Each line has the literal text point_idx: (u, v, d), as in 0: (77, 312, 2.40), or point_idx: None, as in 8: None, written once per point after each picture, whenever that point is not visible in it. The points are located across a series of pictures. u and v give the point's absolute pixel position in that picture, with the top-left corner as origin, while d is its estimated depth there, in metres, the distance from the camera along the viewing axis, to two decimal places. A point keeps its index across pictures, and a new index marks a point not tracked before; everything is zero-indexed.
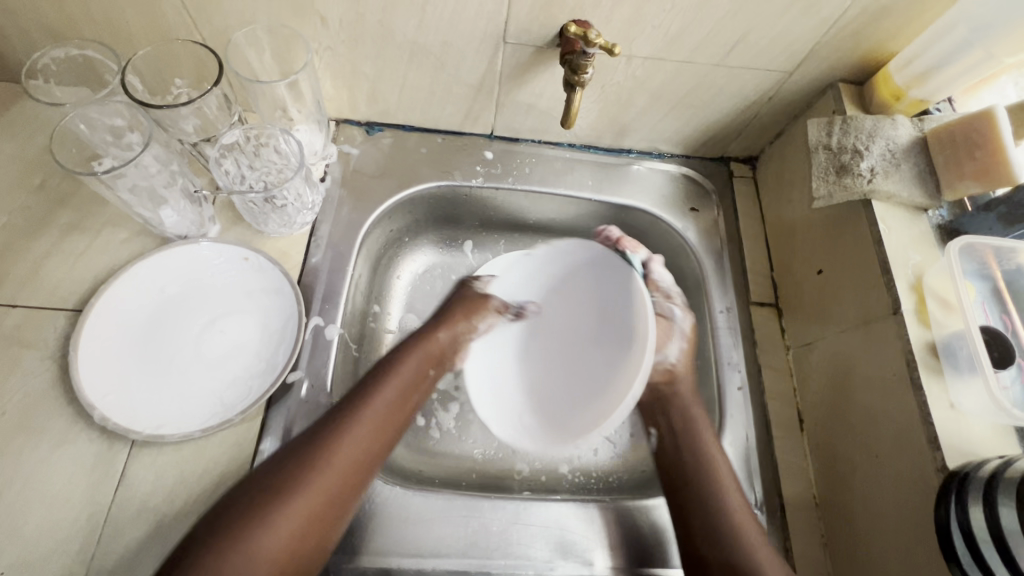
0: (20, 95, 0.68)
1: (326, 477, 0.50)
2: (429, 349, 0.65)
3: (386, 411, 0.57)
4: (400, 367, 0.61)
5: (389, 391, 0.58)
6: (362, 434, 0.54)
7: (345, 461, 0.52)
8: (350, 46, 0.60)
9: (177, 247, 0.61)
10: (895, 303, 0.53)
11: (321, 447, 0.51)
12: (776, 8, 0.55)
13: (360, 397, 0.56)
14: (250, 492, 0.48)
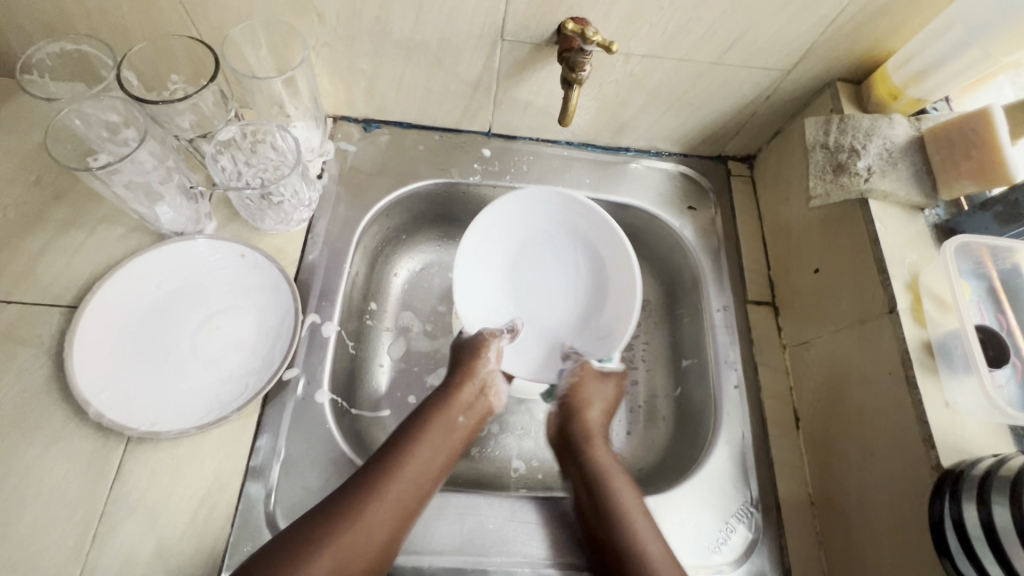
0: (15, 90, 0.68)
1: (356, 545, 0.49)
2: (460, 403, 0.61)
3: (420, 474, 0.54)
4: (431, 425, 0.58)
5: (421, 453, 0.56)
6: (393, 499, 0.52)
7: (378, 529, 0.50)
8: (348, 42, 0.60)
9: (173, 243, 0.61)
10: (891, 301, 0.53)
11: (350, 513, 0.50)
12: (775, 7, 0.54)
13: (391, 459, 0.54)
14: (280, 552, 0.47)
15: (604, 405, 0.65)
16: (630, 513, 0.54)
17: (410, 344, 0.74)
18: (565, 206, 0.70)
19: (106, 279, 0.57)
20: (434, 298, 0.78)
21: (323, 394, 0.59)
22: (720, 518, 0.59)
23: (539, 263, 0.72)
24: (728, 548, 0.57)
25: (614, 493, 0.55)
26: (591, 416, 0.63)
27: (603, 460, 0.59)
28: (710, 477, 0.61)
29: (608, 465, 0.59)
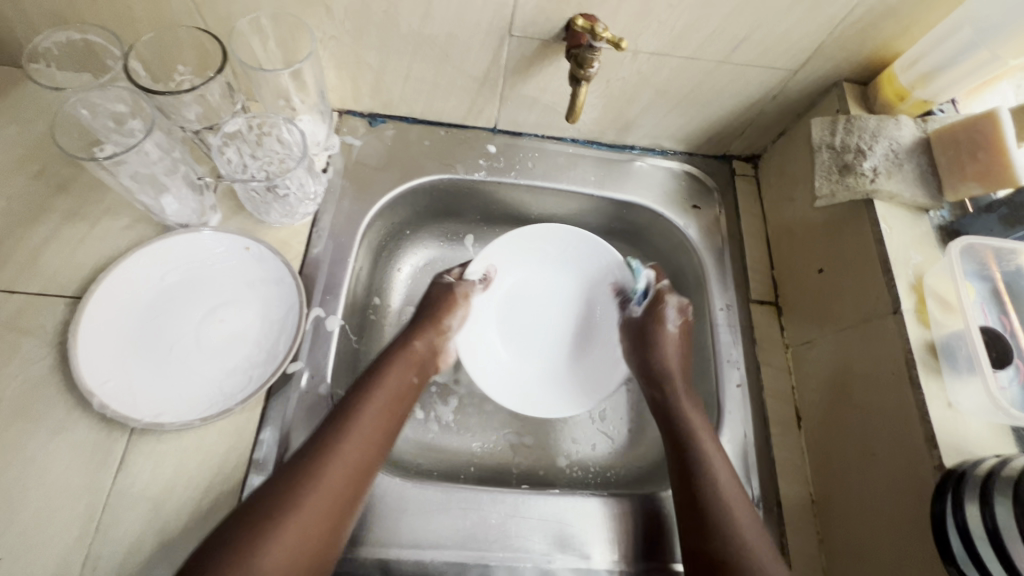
0: (20, 79, 0.67)
1: (323, 495, 0.49)
2: (409, 358, 0.62)
3: (376, 421, 0.55)
4: (385, 379, 0.59)
5: (376, 403, 0.56)
6: (352, 445, 0.52)
7: (339, 478, 0.50)
8: (355, 35, 0.60)
9: (178, 235, 0.61)
10: (895, 302, 0.53)
11: (311, 465, 0.50)
12: (785, 6, 0.54)
13: (348, 411, 0.54)
14: (247, 512, 0.46)
15: (682, 355, 0.67)
16: (716, 474, 0.55)
17: None
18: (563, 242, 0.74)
19: (110, 270, 0.57)
20: None
21: (326, 388, 0.59)
22: None
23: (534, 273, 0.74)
24: None
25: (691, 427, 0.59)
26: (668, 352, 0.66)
27: (694, 418, 0.60)
28: None
29: (693, 417, 0.60)
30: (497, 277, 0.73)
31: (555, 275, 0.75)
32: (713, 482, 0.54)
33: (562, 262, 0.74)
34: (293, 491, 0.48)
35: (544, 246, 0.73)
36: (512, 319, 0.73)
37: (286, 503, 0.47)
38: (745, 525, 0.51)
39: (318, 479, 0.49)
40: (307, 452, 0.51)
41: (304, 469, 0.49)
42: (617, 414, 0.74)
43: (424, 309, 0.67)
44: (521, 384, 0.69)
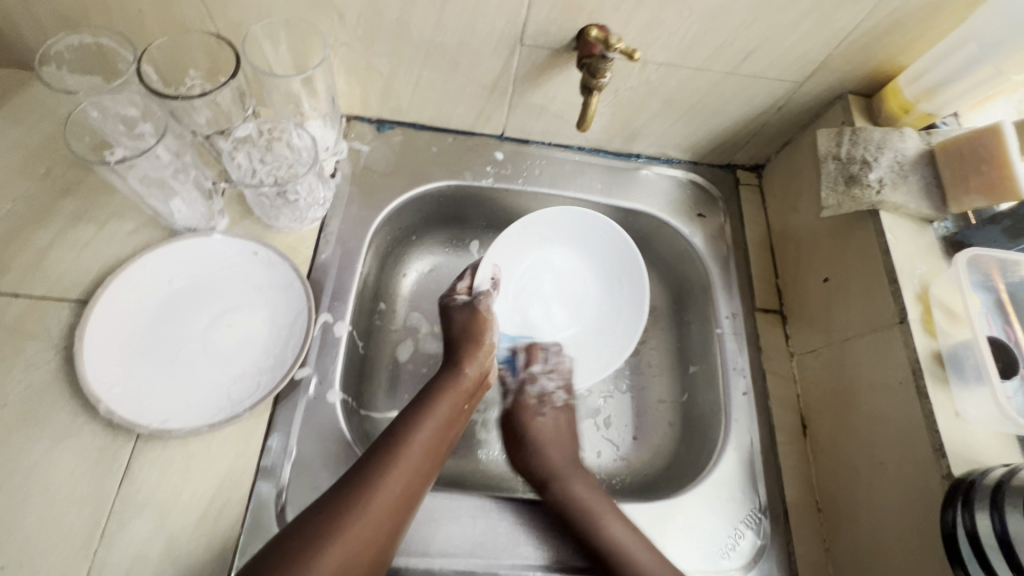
0: (26, 81, 0.67)
1: (365, 524, 0.48)
2: (461, 385, 0.61)
3: (424, 452, 0.54)
4: (435, 407, 0.58)
5: (424, 432, 0.56)
6: (398, 476, 0.51)
7: (384, 509, 0.49)
8: (367, 42, 0.60)
9: (186, 239, 0.60)
10: (902, 312, 0.54)
11: (358, 490, 0.49)
12: (793, 19, 0.55)
13: (396, 439, 0.54)
14: (291, 534, 0.46)
15: (559, 440, 0.64)
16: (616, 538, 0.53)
17: (418, 345, 0.74)
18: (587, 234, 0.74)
19: (117, 274, 0.57)
20: None
21: (334, 393, 0.59)
22: (729, 525, 0.59)
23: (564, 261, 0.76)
24: (736, 554, 0.58)
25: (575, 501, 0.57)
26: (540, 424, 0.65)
27: (581, 491, 0.58)
28: (719, 482, 0.61)
29: (591, 499, 0.57)
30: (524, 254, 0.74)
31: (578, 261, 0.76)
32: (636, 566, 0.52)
33: (577, 243, 0.75)
34: (338, 518, 0.47)
35: (561, 227, 0.74)
36: (533, 302, 0.74)
37: (331, 529, 0.47)
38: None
39: (362, 507, 0.48)
40: (352, 479, 0.50)
41: (350, 496, 0.49)
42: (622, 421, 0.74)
43: (470, 327, 0.66)
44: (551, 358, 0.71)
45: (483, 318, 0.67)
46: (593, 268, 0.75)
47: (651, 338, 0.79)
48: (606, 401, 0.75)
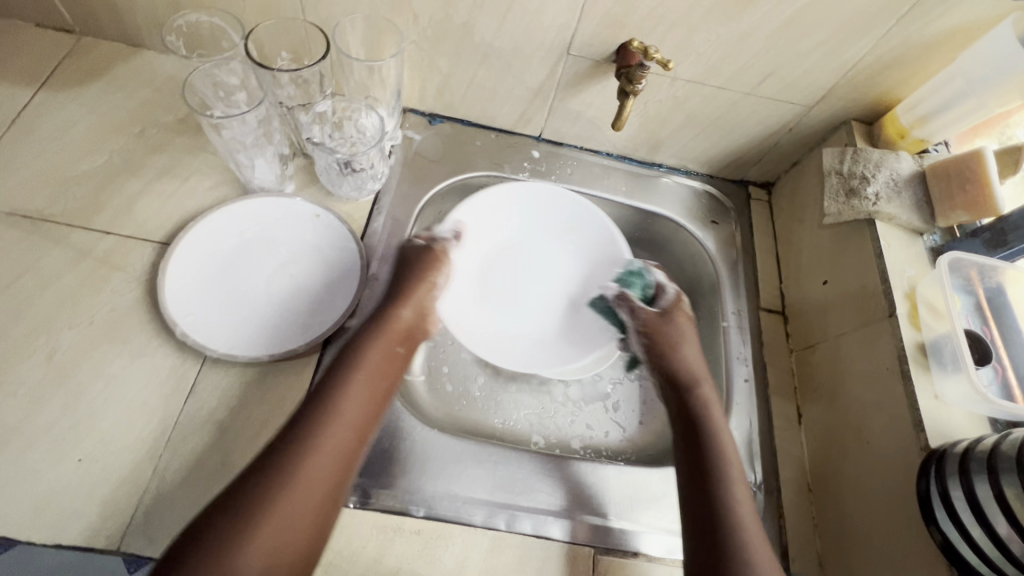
0: (129, 54, 0.77)
1: (301, 492, 0.48)
2: (391, 332, 0.61)
3: (358, 406, 0.55)
4: (366, 358, 0.58)
5: (357, 385, 0.56)
6: (332, 431, 0.52)
7: (320, 470, 0.50)
8: (433, 41, 0.69)
9: (257, 198, 0.68)
10: (891, 306, 0.60)
11: (284, 462, 0.49)
12: (805, 49, 0.64)
13: (329, 396, 0.54)
14: (222, 518, 0.46)
15: (691, 343, 0.69)
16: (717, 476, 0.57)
17: None
18: (563, 220, 0.80)
19: (198, 222, 0.65)
20: None
21: None
22: None
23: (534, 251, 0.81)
24: None
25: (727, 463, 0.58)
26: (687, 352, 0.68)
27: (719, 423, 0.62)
28: None
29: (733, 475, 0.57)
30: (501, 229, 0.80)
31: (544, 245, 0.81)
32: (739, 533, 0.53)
33: (547, 229, 0.81)
34: (276, 485, 0.48)
35: (519, 209, 0.81)
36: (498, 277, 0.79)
37: (271, 495, 0.47)
38: (750, 531, 0.53)
39: (300, 468, 0.49)
40: (287, 443, 0.51)
41: (285, 462, 0.49)
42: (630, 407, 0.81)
43: (411, 273, 0.66)
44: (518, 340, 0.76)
45: (426, 263, 0.67)
46: (573, 268, 0.81)
47: None
48: (615, 387, 0.82)
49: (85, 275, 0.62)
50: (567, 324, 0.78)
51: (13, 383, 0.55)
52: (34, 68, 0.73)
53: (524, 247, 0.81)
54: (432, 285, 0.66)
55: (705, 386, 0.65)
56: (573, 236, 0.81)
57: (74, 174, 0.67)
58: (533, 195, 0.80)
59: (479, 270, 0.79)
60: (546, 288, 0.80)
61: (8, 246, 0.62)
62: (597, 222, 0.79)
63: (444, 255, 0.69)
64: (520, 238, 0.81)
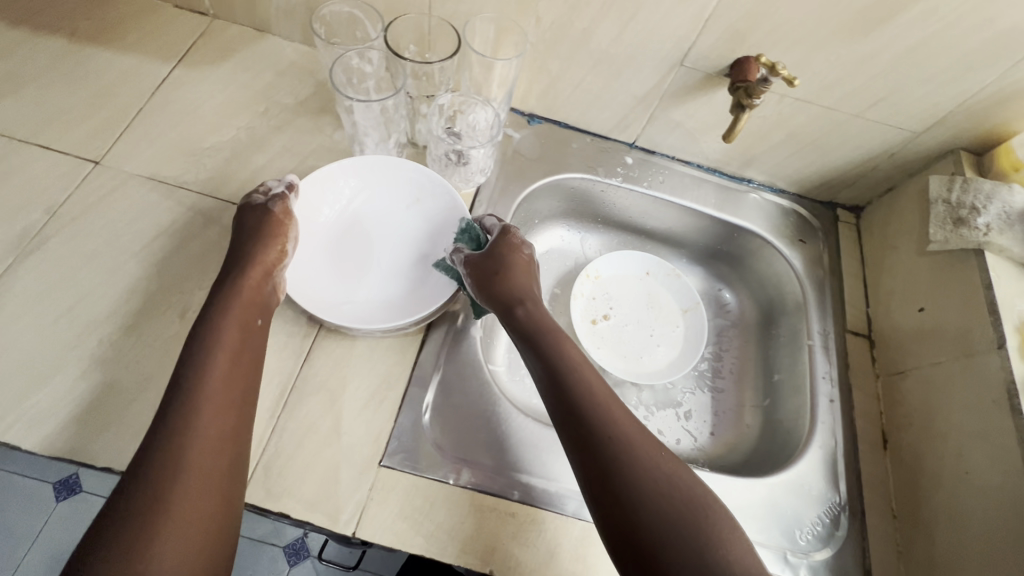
0: (256, 38, 0.81)
1: (192, 484, 0.45)
2: (244, 296, 0.55)
3: (226, 376, 0.50)
4: (223, 329, 0.52)
5: (218, 360, 0.50)
6: (204, 416, 0.47)
7: (206, 452, 0.46)
8: (551, 45, 0.71)
9: (353, 171, 0.70)
10: (1000, 338, 0.60)
11: (162, 463, 0.44)
12: (925, 75, 0.65)
13: (192, 379, 0.49)
14: (112, 540, 0.41)
15: (513, 269, 0.63)
16: (586, 418, 0.52)
17: None
18: (396, 187, 0.71)
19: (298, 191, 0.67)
20: (551, 279, 0.88)
21: (477, 328, 0.67)
22: (811, 513, 0.64)
23: (402, 222, 0.71)
24: (813, 538, 0.63)
25: (613, 431, 0.51)
26: (520, 291, 0.62)
27: (579, 361, 0.57)
28: (801, 473, 0.67)
29: (624, 440, 0.50)
30: (351, 194, 0.70)
31: (386, 211, 0.71)
32: (667, 505, 0.47)
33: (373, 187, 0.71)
34: (156, 493, 0.43)
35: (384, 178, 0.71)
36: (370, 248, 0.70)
37: (159, 492, 0.43)
38: (645, 452, 0.50)
39: (179, 467, 0.45)
40: (156, 445, 0.45)
41: (155, 469, 0.44)
42: (701, 417, 0.82)
43: (255, 235, 0.60)
44: (340, 305, 0.65)
45: (268, 224, 0.61)
46: (402, 235, 0.71)
47: (732, 348, 0.87)
48: (688, 396, 0.83)
49: (213, 240, 0.66)
50: (411, 286, 0.68)
51: (148, 333, 0.59)
52: (172, 46, 0.79)
53: (374, 214, 0.71)
54: (282, 250, 0.60)
55: (519, 310, 0.60)
56: (417, 204, 0.71)
57: (204, 146, 0.72)
58: (377, 161, 0.70)
59: (344, 226, 0.70)
60: (398, 246, 0.70)
61: (147, 208, 0.67)
62: (442, 191, 0.70)
63: (287, 217, 0.63)
64: (381, 206, 0.71)
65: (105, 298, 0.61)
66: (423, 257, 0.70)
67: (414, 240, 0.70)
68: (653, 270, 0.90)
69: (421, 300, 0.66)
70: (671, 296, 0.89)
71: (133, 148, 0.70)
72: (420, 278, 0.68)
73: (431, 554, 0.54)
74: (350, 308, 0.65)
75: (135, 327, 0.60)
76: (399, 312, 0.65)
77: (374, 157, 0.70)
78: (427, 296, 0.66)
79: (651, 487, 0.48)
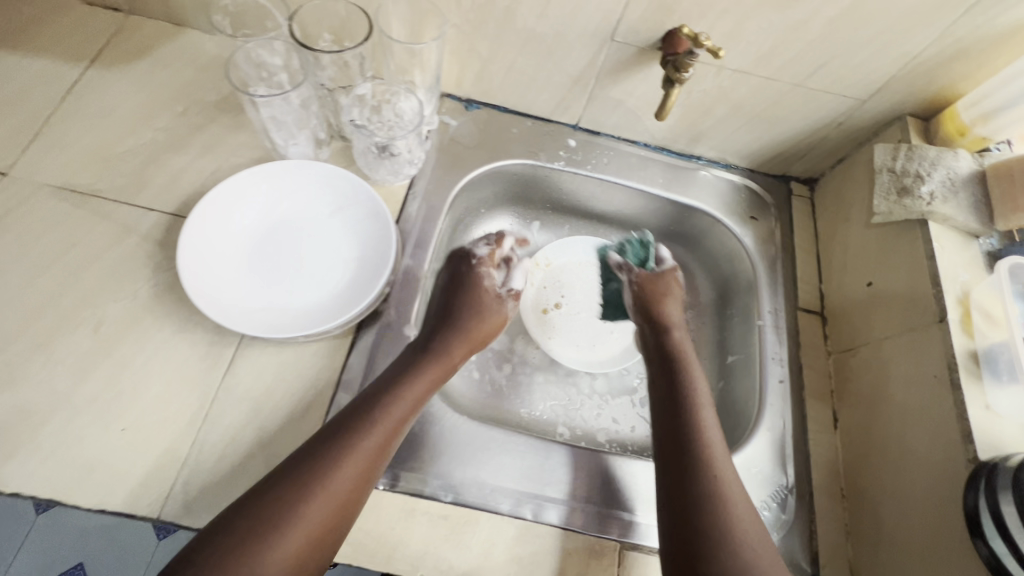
0: (173, 33, 0.78)
1: (331, 496, 0.48)
2: (439, 357, 0.61)
3: (398, 417, 0.55)
4: (417, 377, 0.58)
5: (396, 407, 0.55)
6: (367, 449, 0.51)
7: (354, 472, 0.50)
8: (476, 26, 0.68)
9: (265, 177, 0.64)
10: (942, 311, 0.58)
11: (324, 466, 0.49)
12: (862, 40, 0.61)
13: (377, 407, 0.54)
14: (245, 514, 0.46)
15: (677, 301, 0.74)
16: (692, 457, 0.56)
17: None
18: (317, 193, 0.66)
19: (206, 200, 0.61)
20: None
21: (409, 328, 0.65)
22: (757, 497, 0.63)
23: (323, 230, 0.65)
24: None
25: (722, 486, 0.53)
26: (671, 312, 0.72)
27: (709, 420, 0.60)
28: (750, 456, 0.65)
29: (733, 499, 0.53)
30: (266, 202, 0.64)
31: (304, 220, 0.65)
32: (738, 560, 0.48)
33: (290, 194, 0.65)
34: (299, 491, 0.47)
35: (302, 184, 0.66)
36: (286, 258, 0.63)
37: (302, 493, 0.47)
38: (739, 510, 0.52)
39: (322, 482, 0.48)
40: (328, 447, 0.50)
41: (312, 466, 0.49)
42: None
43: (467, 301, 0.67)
44: (253, 317, 0.58)
45: (483, 299, 0.68)
46: (323, 242, 0.65)
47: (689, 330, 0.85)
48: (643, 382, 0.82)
49: (129, 250, 0.63)
50: (331, 292, 0.62)
51: (60, 350, 0.57)
52: (85, 45, 0.75)
53: (291, 224, 0.65)
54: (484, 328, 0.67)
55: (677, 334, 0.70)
56: (339, 210, 0.66)
57: (120, 151, 0.69)
58: (291, 165, 0.65)
59: (257, 233, 0.63)
60: (318, 253, 0.64)
61: (60, 219, 0.64)
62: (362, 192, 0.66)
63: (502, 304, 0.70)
64: (299, 214, 0.65)
65: (13, 316, 0.58)
66: (348, 263, 0.64)
67: (336, 247, 0.65)
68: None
69: (344, 306, 0.61)
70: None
71: (44, 156, 0.67)
72: (344, 285, 0.63)
73: (359, 561, 0.53)
74: (264, 319, 0.59)
75: (45, 345, 0.57)
76: (319, 320, 0.60)
77: (286, 163, 0.65)
78: (351, 300, 0.61)
79: (729, 534, 0.50)
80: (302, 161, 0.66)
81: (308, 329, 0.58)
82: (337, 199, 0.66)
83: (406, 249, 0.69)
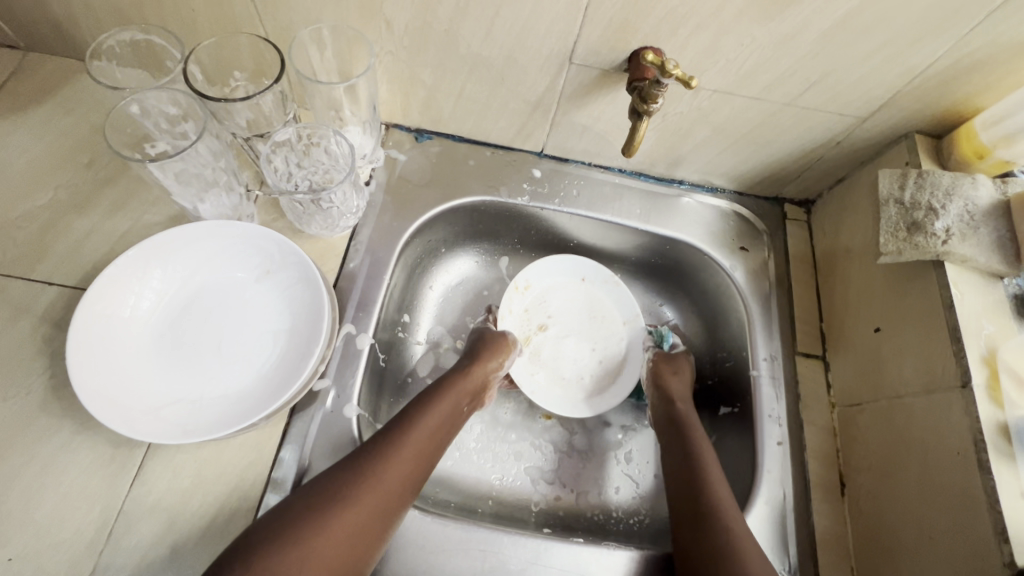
0: (79, 71, 0.69)
1: (358, 510, 0.47)
2: (465, 384, 0.61)
3: (425, 435, 0.54)
4: (443, 400, 0.58)
5: (423, 427, 0.54)
6: (397, 468, 0.50)
7: (384, 489, 0.49)
8: (413, 52, 0.59)
9: (174, 244, 0.56)
10: (964, 374, 0.49)
11: (353, 478, 0.48)
12: (862, 53, 0.52)
13: (404, 425, 0.54)
14: (270, 524, 0.45)
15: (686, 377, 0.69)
16: (713, 485, 0.55)
17: (438, 361, 0.74)
18: (239, 258, 0.58)
19: (102, 279, 0.52)
20: (467, 315, 0.77)
21: (351, 408, 0.57)
22: None
23: (248, 301, 0.57)
24: None
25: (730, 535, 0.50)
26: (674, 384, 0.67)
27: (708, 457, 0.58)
28: None
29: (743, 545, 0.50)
30: (179, 273, 0.56)
31: (226, 290, 0.57)
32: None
33: (208, 262, 0.57)
34: (330, 503, 0.46)
35: (220, 248, 0.57)
36: (205, 339, 0.55)
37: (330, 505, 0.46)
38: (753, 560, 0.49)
39: (351, 499, 0.47)
40: (358, 459, 0.50)
41: (343, 479, 0.48)
42: (645, 457, 0.72)
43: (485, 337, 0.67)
44: (161, 413, 0.50)
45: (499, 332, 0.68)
46: (249, 315, 0.57)
47: None
48: (628, 434, 0.74)
49: (21, 336, 0.55)
50: (257, 375, 0.54)
51: None
52: None
53: (211, 296, 0.57)
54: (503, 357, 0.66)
55: (681, 403, 0.65)
56: (267, 276, 0.58)
57: (14, 215, 0.60)
58: (203, 228, 0.56)
59: (168, 309, 0.55)
60: (243, 329, 0.56)
61: None
62: (289, 255, 0.57)
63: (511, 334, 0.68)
64: (220, 284, 0.57)
65: None
66: (278, 338, 0.56)
67: (264, 319, 0.56)
68: (590, 276, 0.77)
69: (271, 391, 0.52)
70: (614, 306, 0.76)
71: None
72: (273, 365, 0.54)
73: None
74: (175, 416, 0.50)
75: None
76: (241, 412, 0.51)
77: (198, 226, 0.56)
78: (279, 383, 0.53)
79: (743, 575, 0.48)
80: (219, 222, 0.57)
81: (225, 427, 0.50)
82: (264, 263, 0.58)
83: (346, 313, 0.61)
